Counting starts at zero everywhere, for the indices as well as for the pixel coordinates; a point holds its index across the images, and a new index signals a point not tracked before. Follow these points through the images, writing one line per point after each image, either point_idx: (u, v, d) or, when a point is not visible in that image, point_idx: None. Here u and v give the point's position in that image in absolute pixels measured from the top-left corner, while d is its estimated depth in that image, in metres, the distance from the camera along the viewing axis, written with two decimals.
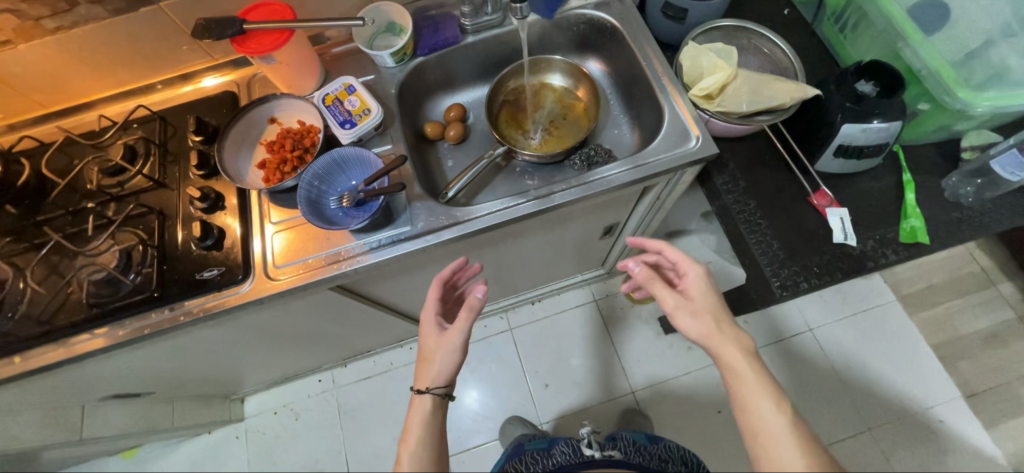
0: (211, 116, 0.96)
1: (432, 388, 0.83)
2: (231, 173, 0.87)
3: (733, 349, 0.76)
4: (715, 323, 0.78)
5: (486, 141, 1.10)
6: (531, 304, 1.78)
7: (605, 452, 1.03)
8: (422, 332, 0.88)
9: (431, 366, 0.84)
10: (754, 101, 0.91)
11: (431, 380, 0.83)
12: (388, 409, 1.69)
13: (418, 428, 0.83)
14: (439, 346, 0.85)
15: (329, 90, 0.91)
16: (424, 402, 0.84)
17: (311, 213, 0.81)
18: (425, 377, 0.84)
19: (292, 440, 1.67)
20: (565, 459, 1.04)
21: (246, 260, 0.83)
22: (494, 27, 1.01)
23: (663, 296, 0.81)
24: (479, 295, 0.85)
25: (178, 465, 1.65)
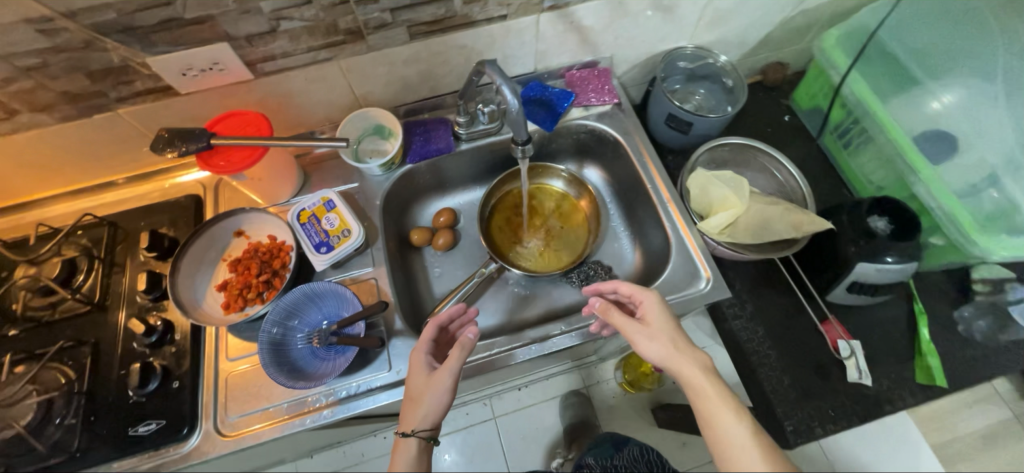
0: (170, 223, 0.85)
1: (419, 431, 0.64)
2: (185, 301, 0.76)
3: (701, 370, 0.64)
4: (676, 350, 0.66)
5: (476, 247, 1.01)
6: (516, 390, 1.30)
7: None
8: (409, 367, 0.70)
9: (420, 405, 0.66)
10: (761, 234, 0.86)
11: (416, 426, 0.65)
12: None
13: None
14: (428, 386, 0.67)
15: (305, 205, 0.83)
16: (409, 446, 0.64)
17: (272, 362, 0.69)
18: (411, 417, 0.65)
19: None
20: None
21: (195, 410, 0.72)
22: (490, 135, 0.95)
23: (622, 330, 0.70)
24: (471, 334, 0.69)
25: None
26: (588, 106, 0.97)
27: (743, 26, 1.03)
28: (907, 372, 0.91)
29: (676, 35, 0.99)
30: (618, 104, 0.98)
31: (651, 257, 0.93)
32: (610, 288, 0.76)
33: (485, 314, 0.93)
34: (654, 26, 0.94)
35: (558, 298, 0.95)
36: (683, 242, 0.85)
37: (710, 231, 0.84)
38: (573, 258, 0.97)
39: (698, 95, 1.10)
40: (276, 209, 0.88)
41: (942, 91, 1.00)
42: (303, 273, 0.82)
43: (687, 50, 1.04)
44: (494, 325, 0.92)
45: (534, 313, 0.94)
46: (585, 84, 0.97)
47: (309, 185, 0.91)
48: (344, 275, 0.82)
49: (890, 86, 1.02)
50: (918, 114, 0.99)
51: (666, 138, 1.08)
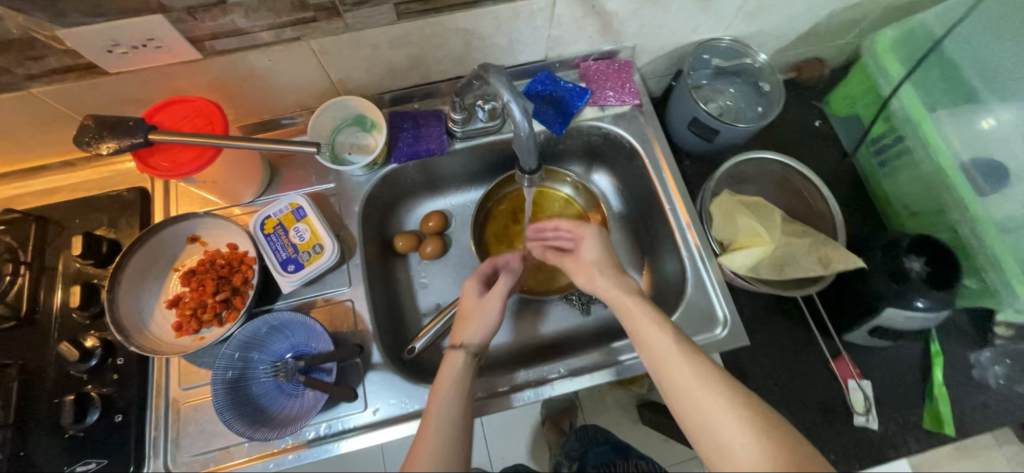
0: (110, 224, 0.73)
1: (469, 345, 0.63)
2: (127, 323, 0.66)
3: (659, 330, 0.56)
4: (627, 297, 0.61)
5: (468, 255, 0.90)
6: None
7: None
8: (461, 295, 0.71)
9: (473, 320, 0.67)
10: (788, 270, 0.77)
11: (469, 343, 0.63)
12: None
13: (449, 379, 0.58)
14: (479, 306, 0.68)
15: (271, 212, 0.71)
16: (457, 358, 0.61)
17: (230, 410, 0.61)
18: (461, 333, 0.65)
19: None
20: None
21: (142, 447, 0.64)
22: (489, 134, 0.82)
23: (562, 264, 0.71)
24: (516, 260, 0.75)
25: None
26: (604, 106, 0.84)
27: (789, 18, 0.88)
28: (914, 417, 0.87)
29: (713, 24, 0.85)
30: (638, 106, 0.85)
31: (660, 284, 0.84)
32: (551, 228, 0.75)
33: None
34: (688, 13, 0.80)
35: (551, 321, 0.86)
36: (700, 278, 0.75)
37: (734, 269, 0.75)
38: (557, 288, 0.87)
39: (731, 100, 0.95)
40: (242, 210, 0.76)
41: (1000, 108, 0.89)
42: (267, 290, 0.72)
43: (722, 43, 0.89)
44: None
45: (529, 336, 0.85)
46: (603, 79, 0.84)
47: (277, 184, 0.78)
48: (316, 295, 0.71)
49: (947, 96, 0.91)
50: (970, 131, 0.89)
51: (686, 142, 0.96)
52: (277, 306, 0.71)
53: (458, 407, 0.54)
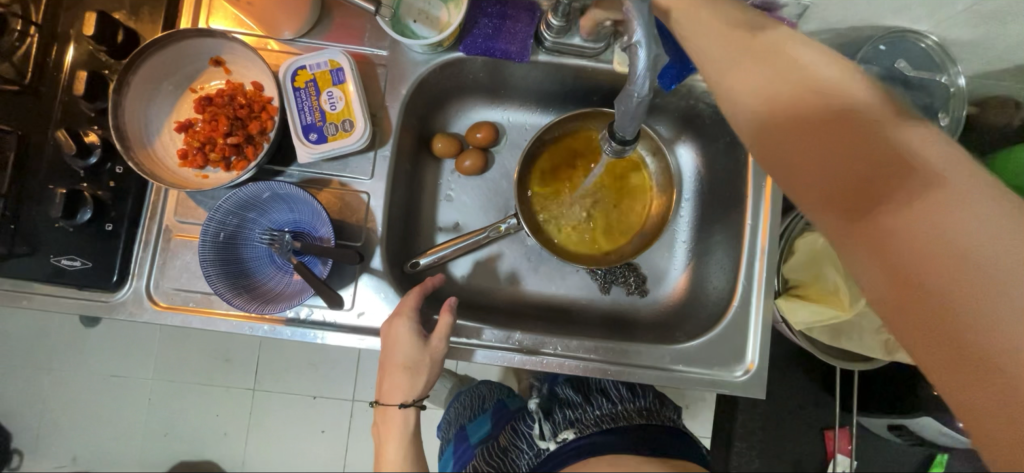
0: (131, 10, 0.62)
1: (405, 398, 0.59)
2: (130, 133, 0.60)
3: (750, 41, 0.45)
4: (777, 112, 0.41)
5: (506, 185, 0.80)
6: None
7: (557, 433, 0.69)
8: (382, 347, 0.60)
9: (398, 378, 0.58)
10: (842, 339, 0.67)
11: (400, 423, 0.59)
12: (307, 359, 1.18)
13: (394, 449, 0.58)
14: (394, 359, 0.59)
15: (307, 63, 0.61)
16: (403, 415, 0.59)
17: (216, 268, 0.57)
18: (391, 391, 0.59)
19: (176, 348, 1.16)
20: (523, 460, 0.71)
21: (128, 263, 0.62)
22: (582, 57, 0.67)
23: (390, 348, 0.59)
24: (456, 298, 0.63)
25: None
26: None
27: None
28: None
29: None
30: None
31: (698, 295, 0.74)
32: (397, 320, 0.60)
33: (484, 271, 0.78)
34: None
35: (565, 286, 0.78)
36: (746, 312, 0.66)
37: (794, 323, 0.66)
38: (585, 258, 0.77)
39: None
40: (278, 47, 0.65)
41: None
42: (283, 149, 0.64)
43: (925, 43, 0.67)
44: (489, 285, 0.78)
45: (538, 293, 0.78)
46: None
47: (324, 28, 0.66)
48: (333, 175, 0.64)
49: None
50: None
51: None
52: (288, 173, 0.63)
53: None
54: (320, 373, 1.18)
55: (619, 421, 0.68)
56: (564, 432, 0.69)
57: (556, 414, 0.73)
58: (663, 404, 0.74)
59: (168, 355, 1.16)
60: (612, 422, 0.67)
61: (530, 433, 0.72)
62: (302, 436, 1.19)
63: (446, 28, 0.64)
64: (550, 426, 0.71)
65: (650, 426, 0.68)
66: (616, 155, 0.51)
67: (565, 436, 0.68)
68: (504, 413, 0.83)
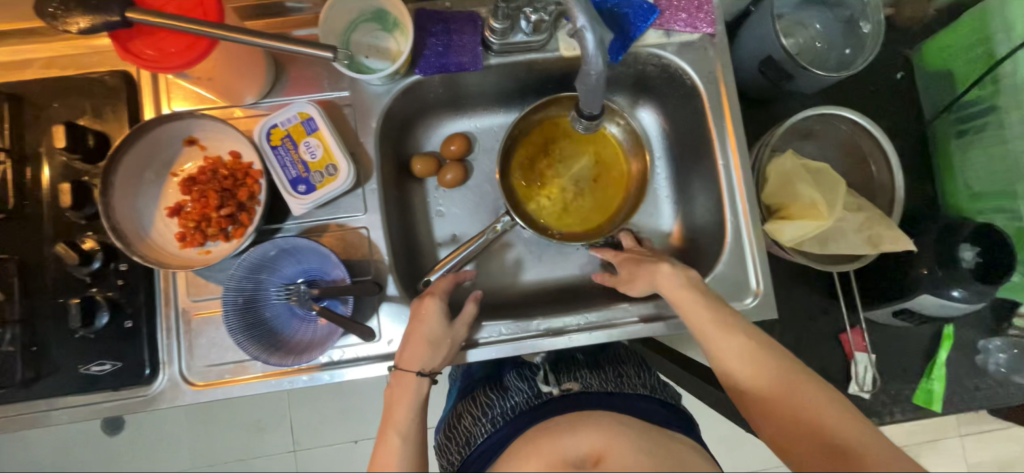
0: (95, 113, 0.64)
1: (426, 366, 0.62)
2: (126, 230, 0.61)
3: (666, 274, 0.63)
4: (688, 291, 0.62)
5: (490, 187, 0.83)
6: None
7: (561, 385, 0.72)
8: (410, 319, 0.64)
9: (421, 348, 0.62)
10: (829, 245, 0.72)
11: (414, 391, 0.61)
12: (342, 406, 1.19)
13: (406, 418, 0.59)
14: (425, 331, 0.63)
15: (278, 120, 0.63)
16: (420, 385, 0.61)
17: (244, 332, 0.59)
18: (413, 358, 0.61)
19: (211, 430, 1.17)
20: (519, 401, 0.72)
21: (156, 353, 0.63)
22: (530, 51, 0.71)
23: (419, 321, 0.63)
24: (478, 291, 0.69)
25: (59, 449, 1.14)
26: (671, 30, 0.71)
27: None
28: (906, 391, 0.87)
29: None
30: (711, 35, 0.72)
31: (694, 241, 0.79)
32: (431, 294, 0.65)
33: (490, 272, 0.81)
34: None
35: (569, 266, 0.82)
36: (740, 244, 0.70)
37: (783, 240, 0.70)
38: (578, 235, 0.81)
39: (818, 40, 0.80)
40: (243, 112, 0.67)
41: None
42: (275, 208, 0.66)
43: None
44: (499, 284, 0.81)
45: (547, 280, 0.82)
46: None
47: (283, 84, 0.68)
48: (329, 219, 0.66)
49: None
50: None
51: (751, 82, 0.84)
52: (287, 228, 0.66)
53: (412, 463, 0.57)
54: (358, 417, 1.20)
55: (627, 388, 0.73)
56: (568, 382, 0.72)
57: (563, 368, 0.77)
58: (666, 383, 0.80)
59: (204, 438, 1.17)
60: (618, 386, 0.72)
61: (534, 378, 0.74)
62: None
63: (399, 54, 0.67)
64: (555, 373, 0.74)
65: (651, 396, 0.72)
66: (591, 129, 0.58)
67: (570, 388, 0.71)
68: (513, 360, 0.83)
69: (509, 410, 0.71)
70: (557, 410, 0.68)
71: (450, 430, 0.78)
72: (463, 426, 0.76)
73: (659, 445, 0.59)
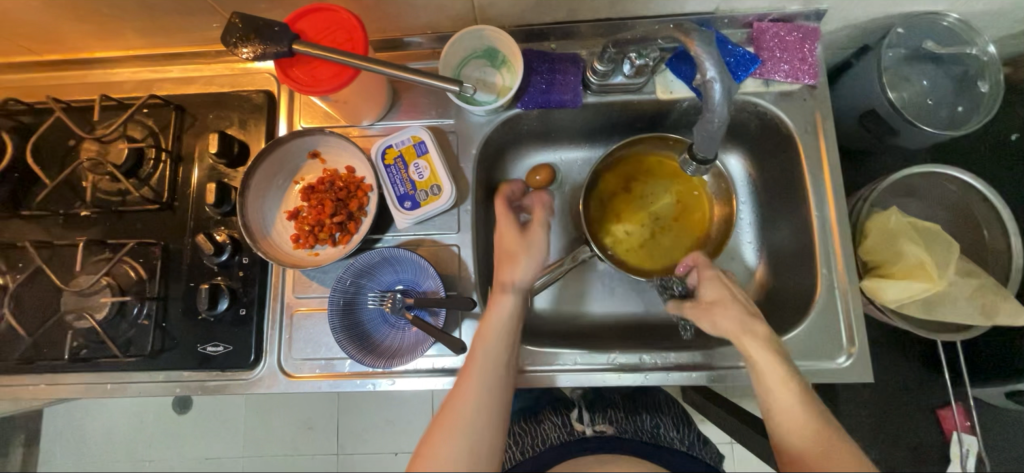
0: (241, 124, 0.74)
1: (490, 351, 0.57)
2: (254, 227, 0.69)
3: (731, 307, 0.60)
4: (748, 337, 0.58)
5: (569, 216, 0.86)
6: None
7: (596, 427, 0.76)
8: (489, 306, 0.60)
9: (490, 335, 0.58)
10: (936, 311, 0.68)
11: (478, 382, 0.55)
12: (394, 414, 1.23)
13: (466, 407, 0.53)
14: (492, 317, 0.59)
15: (393, 142, 0.70)
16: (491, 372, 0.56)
17: (345, 331, 0.64)
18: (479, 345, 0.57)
19: (274, 420, 1.24)
20: (554, 435, 0.77)
21: (261, 341, 0.69)
22: (626, 92, 0.74)
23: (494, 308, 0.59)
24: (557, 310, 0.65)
25: (141, 419, 1.25)
26: (770, 80, 0.72)
27: None
28: None
29: None
30: (812, 86, 0.72)
31: (778, 291, 0.77)
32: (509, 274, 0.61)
33: (563, 299, 0.83)
34: None
35: (643, 304, 0.82)
36: (833, 299, 0.68)
37: (885, 300, 0.67)
38: (654, 271, 0.81)
39: (929, 97, 0.75)
40: (360, 133, 0.75)
41: None
42: (379, 220, 0.72)
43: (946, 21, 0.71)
44: (572, 314, 0.82)
45: (619, 314, 0.82)
46: (778, 48, 0.71)
47: (397, 110, 0.75)
48: (426, 234, 0.71)
49: None
50: None
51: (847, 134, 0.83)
52: (387, 239, 0.71)
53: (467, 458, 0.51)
54: (408, 427, 1.23)
55: (662, 443, 0.75)
56: (601, 425, 0.76)
57: (600, 409, 0.80)
58: (704, 440, 0.83)
59: (260, 428, 1.24)
60: (651, 438, 0.75)
61: (569, 417, 0.79)
62: None
63: (505, 90, 0.72)
64: (590, 413, 0.78)
65: (686, 453, 0.75)
66: (698, 172, 0.60)
67: (603, 431, 0.75)
68: (551, 395, 0.89)
69: (543, 442, 0.77)
70: (586, 448, 0.72)
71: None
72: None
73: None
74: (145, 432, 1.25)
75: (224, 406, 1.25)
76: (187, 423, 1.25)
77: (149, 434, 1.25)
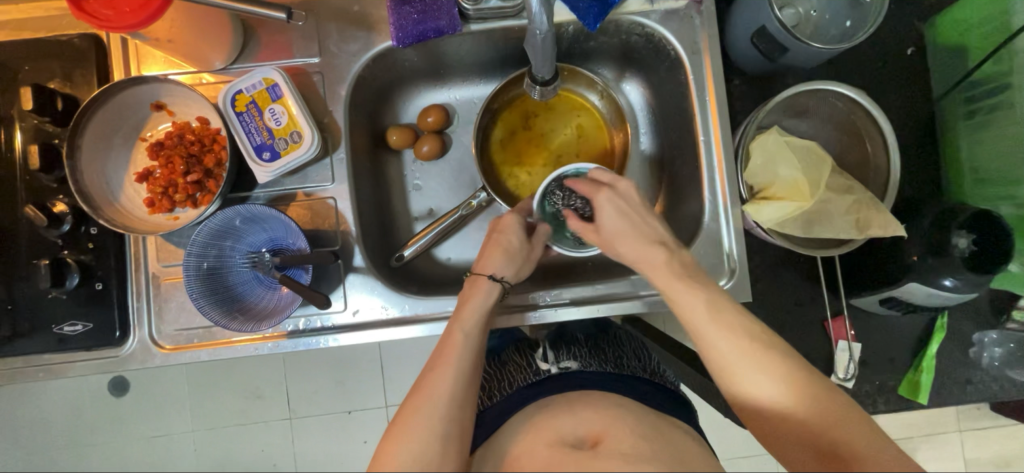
0: (64, 76, 0.64)
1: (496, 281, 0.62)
2: (94, 193, 0.62)
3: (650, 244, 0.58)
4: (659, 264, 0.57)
5: (468, 160, 0.81)
6: None
7: (562, 364, 0.71)
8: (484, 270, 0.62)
9: (495, 259, 0.63)
10: (812, 228, 0.69)
11: (462, 340, 0.56)
12: (331, 378, 1.22)
13: (460, 348, 0.55)
14: (475, 291, 0.61)
15: (243, 86, 0.63)
16: (490, 287, 0.61)
17: (211, 300, 0.61)
18: (472, 303, 0.59)
19: (205, 395, 1.21)
20: (517, 377, 0.72)
21: (126, 315, 0.64)
22: (506, 18, 0.68)
23: (488, 257, 0.63)
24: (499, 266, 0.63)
25: (59, 411, 1.18)
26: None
27: None
28: (892, 381, 0.83)
29: None
30: (697, 2, 0.68)
31: (674, 220, 0.76)
32: (506, 251, 0.64)
33: (466, 246, 0.80)
34: None
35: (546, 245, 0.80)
36: (718, 222, 0.68)
37: (761, 221, 0.67)
38: None
39: (817, 10, 0.75)
40: (213, 78, 0.66)
41: None
42: (244, 175, 0.66)
43: None
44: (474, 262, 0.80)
45: None
46: None
47: (253, 50, 0.67)
48: (297, 188, 0.66)
49: None
50: None
51: (744, 56, 0.80)
52: (255, 196, 0.65)
53: (456, 401, 0.52)
54: (347, 389, 1.22)
55: (625, 370, 0.72)
56: (567, 361, 0.72)
57: (563, 347, 0.76)
58: (664, 369, 0.79)
59: (200, 401, 1.21)
60: (616, 367, 0.72)
61: (533, 357, 0.74)
62: (343, 449, 1.23)
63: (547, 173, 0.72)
64: (555, 352, 0.74)
65: (650, 379, 0.72)
66: (543, 95, 0.64)
67: (568, 366, 0.70)
68: (511, 335, 0.86)
69: (508, 385, 0.72)
70: (543, 391, 0.67)
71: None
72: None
73: (643, 427, 0.56)
74: (66, 423, 1.19)
75: (149, 388, 1.21)
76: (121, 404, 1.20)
77: (70, 424, 1.19)
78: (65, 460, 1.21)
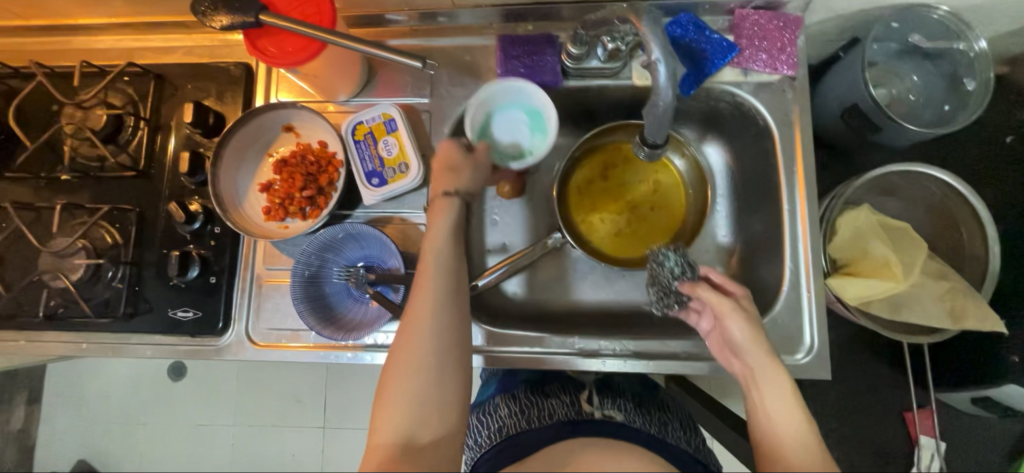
0: (217, 96, 0.75)
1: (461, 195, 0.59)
2: (225, 198, 0.70)
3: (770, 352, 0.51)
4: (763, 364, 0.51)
5: (545, 202, 0.85)
6: None
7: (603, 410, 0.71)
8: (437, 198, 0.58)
9: (446, 177, 0.59)
10: (900, 310, 0.67)
11: (432, 275, 0.52)
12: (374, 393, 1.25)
13: (429, 281, 0.52)
14: (432, 229, 0.56)
15: (364, 118, 0.70)
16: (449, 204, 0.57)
17: (307, 305, 0.66)
18: (430, 240, 0.55)
19: (258, 391, 1.27)
20: (558, 412, 0.71)
21: (229, 309, 0.71)
22: (603, 77, 0.73)
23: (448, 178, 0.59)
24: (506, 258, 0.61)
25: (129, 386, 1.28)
26: (748, 70, 0.71)
27: None
28: None
29: None
30: (791, 78, 0.70)
31: (748, 283, 0.76)
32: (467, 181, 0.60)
33: (534, 284, 0.82)
34: None
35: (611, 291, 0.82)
36: (798, 293, 0.67)
37: (845, 299, 0.67)
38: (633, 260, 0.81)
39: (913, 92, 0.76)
40: (336, 108, 0.75)
41: None
42: (350, 196, 0.73)
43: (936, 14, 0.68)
44: (540, 299, 0.82)
45: (587, 301, 0.82)
46: (759, 36, 0.69)
47: (374, 87, 0.75)
48: (394, 212, 0.72)
49: None
50: None
51: (830, 129, 0.81)
52: (356, 215, 0.72)
53: (440, 339, 0.50)
54: None
55: (668, 436, 0.71)
56: (611, 411, 0.71)
57: (609, 395, 0.75)
58: (709, 450, 0.76)
59: (252, 397, 1.27)
60: (660, 431, 0.70)
61: (576, 397, 0.74)
62: None
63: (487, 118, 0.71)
64: (600, 397, 0.74)
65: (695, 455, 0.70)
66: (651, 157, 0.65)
67: (610, 415, 0.69)
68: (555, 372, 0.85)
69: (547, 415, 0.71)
70: (586, 429, 0.66)
71: (485, 414, 0.79)
72: (497, 416, 0.76)
73: None
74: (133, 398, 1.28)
75: (210, 376, 1.28)
76: (183, 389, 1.28)
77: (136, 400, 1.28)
78: (124, 435, 1.29)
